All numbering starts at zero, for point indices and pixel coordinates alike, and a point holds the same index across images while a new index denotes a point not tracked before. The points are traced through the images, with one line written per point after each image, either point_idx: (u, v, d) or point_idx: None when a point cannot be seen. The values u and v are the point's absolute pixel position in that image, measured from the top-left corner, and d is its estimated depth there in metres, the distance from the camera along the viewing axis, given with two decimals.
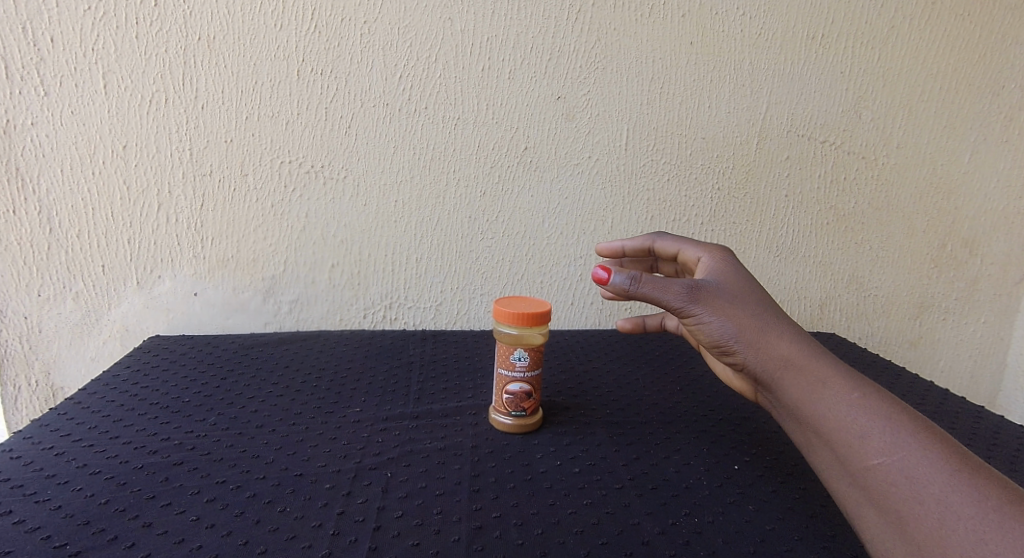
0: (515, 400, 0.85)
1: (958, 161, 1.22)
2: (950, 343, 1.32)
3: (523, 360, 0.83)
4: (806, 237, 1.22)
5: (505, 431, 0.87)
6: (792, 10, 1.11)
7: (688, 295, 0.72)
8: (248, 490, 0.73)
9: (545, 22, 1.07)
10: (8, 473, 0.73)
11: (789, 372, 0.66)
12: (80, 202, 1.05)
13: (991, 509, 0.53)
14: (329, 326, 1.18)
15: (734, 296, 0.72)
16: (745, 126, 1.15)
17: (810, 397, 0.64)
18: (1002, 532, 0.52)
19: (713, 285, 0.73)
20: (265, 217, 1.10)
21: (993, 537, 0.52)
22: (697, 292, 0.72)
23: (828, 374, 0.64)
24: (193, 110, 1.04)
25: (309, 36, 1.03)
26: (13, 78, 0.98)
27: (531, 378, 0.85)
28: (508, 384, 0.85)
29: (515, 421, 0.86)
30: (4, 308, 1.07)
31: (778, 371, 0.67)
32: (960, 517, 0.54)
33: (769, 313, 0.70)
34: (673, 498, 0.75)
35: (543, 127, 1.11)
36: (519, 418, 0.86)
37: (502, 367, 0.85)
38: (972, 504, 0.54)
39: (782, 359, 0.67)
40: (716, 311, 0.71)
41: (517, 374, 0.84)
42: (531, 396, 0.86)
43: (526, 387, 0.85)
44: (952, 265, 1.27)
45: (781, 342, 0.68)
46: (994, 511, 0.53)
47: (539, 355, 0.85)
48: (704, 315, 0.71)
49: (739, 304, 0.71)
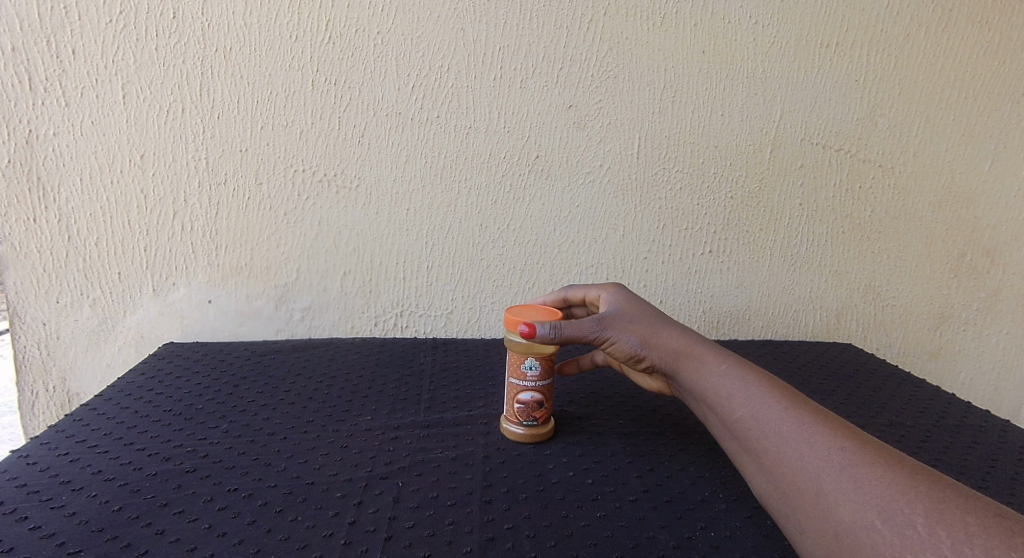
0: (526, 409, 0.84)
1: (977, 169, 1.20)
2: (972, 354, 1.29)
3: (534, 370, 0.82)
4: (821, 246, 1.21)
5: (516, 441, 0.86)
6: (805, 17, 1.11)
7: (598, 325, 0.83)
8: (260, 498, 0.73)
9: (557, 32, 1.07)
10: (24, 479, 0.74)
11: (688, 371, 0.78)
12: (99, 210, 1.07)
13: (844, 454, 0.61)
14: (340, 334, 1.18)
15: (636, 316, 0.85)
16: (758, 134, 1.15)
17: (704, 389, 0.75)
18: (852, 475, 0.59)
19: (617, 312, 0.85)
20: (278, 226, 1.11)
21: (845, 480, 0.60)
22: (604, 319, 0.84)
23: (716, 366, 0.75)
24: (209, 119, 1.05)
25: (324, 47, 1.04)
26: (36, 89, 1.00)
27: (543, 387, 0.84)
28: (520, 393, 0.84)
29: (527, 430, 0.85)
30: (23, 315, 1.09)
31: (681, 373, 0.79)
32: (817, 464, 0.62)
33: (667, 326, 0.83)
34: (688, 511, 0.74)
35: (555, 136, 1.11)
36: (531, 428, 0.85)
37: (513, 376, 0.84)
38: (828, 452, 0.62)
39: (682, 363, 0.79)
40: (623, 331, 0.83)
41: (529, 383, 0.83)
42: (542, 405, 0.85)
43: (538, 396, 0.84)
44: (972, 275, 1.25)
45: (680, 348, 0.80)
46: (846, 456, 0.61)
47: (550, 364, 0.84)
48: (614, 336, 0.83)
49: (639, 321, 0.84)
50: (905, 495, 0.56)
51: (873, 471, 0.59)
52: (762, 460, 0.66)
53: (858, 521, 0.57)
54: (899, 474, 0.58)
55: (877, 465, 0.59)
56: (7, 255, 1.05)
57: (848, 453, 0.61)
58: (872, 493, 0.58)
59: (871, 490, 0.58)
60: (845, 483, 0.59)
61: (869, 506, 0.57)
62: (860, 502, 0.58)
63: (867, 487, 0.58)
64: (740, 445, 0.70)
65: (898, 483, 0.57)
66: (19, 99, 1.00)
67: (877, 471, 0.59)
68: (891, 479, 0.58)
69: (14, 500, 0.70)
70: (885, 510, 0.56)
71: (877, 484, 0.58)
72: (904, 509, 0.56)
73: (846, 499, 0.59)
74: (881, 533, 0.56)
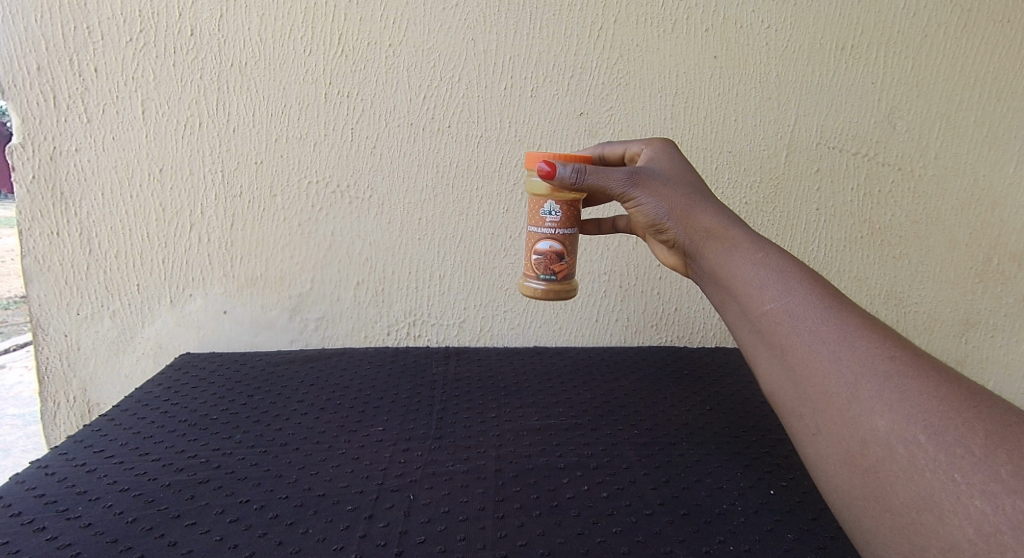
0: (544, 262, 0.85)
1: (1001, 171, 1.17)
2: (1001, 361, 1.25)
3: (552, 215, 0.83)
4: (839, 252, 1.19)
5: (535, 296, 0.86)
6: (820, 20, 1.09)
7: (628, 180, 0.79)
8: (271, 511, 0.73)
9: (567, 40, 1.07)
10: (42, 489, 0.75)
11: (716, 253, 0.73)
12: (119, 223, 1.09)
13: (891, 364, 0.57)
14: (353, 344, 1.19)
15: (673, 182, 0.79)
16: (773, 139, 1.13)
17: (731, 276, 0.70)
18: (898, 387, 0.55)
19: (656, 172, 0.80)
20: (292, 237, 1.13)
21: (889, 391, 0.55)
22: (638, 176, 0.79)
23: (752, 255, 0.69)
24: (225, 133, 1.07)
25: (336, 60, 1.06)
26: (59, 107, 1.03)
27: (562, 237, 0.84)
28: (538, 242, 0.85)
29: (545, 285, 0.85)
30: (46, 326, 1.11)
31: (707, 253, 0.74)
32: (856, 370, 0.57)
33: (705, 201, 0.77)
34: (705, 525, 0.72)
35: (566, 143, 1.11)
36: (550, 283, 0.85)
37: (533, 224, 0.85)
38: (873, 359, 0.57)
39: (712, 243, 0.74)
40: (654, 194, 0.79)
41: (547, 231, 0.84)
42: (562, 259, 0.85)
43: (556, 247, 0.84)
44: (999, 280, 1.21)
45: (712, 228, 0.74)
46: (892, 366, 0.57)
47: (572, 214, 0.84)
48: (642, 197, 0.79)
49: (675, 188, 0.79)
50: (960, 415, 0.52)
51: (922, 386, 0.55)
52: (786, 354, 0.62)
53: (894, 433, 0.54)
54: (955, 393, 0.54)
55: (930, 381, 0.55)
56: (31, 268, 1.08)
57: (895, 364, 0.57)
58: (918, 407, 0.54)
59: (918, 404, 0.54)
60: (888, 393, 0.55)
61: (913, 420, 0.53)
62: (902, 414, 0.54)
63: (914, 401, 0.54)
64: (759, 334, 0.66)
65: (951, 402, 0.53)
66: (44, 117, 1.03)
67: (929, 387, 0.55)
68: (944, 396, 0.54)
69: (32, 510, 0.71)
70: (932, 427, 0.53)
71: (927, 399, 0.54)
72: (956, 428, 0.52)
73: (886, 409, 0.55)
74: (924, 447, 0.52)
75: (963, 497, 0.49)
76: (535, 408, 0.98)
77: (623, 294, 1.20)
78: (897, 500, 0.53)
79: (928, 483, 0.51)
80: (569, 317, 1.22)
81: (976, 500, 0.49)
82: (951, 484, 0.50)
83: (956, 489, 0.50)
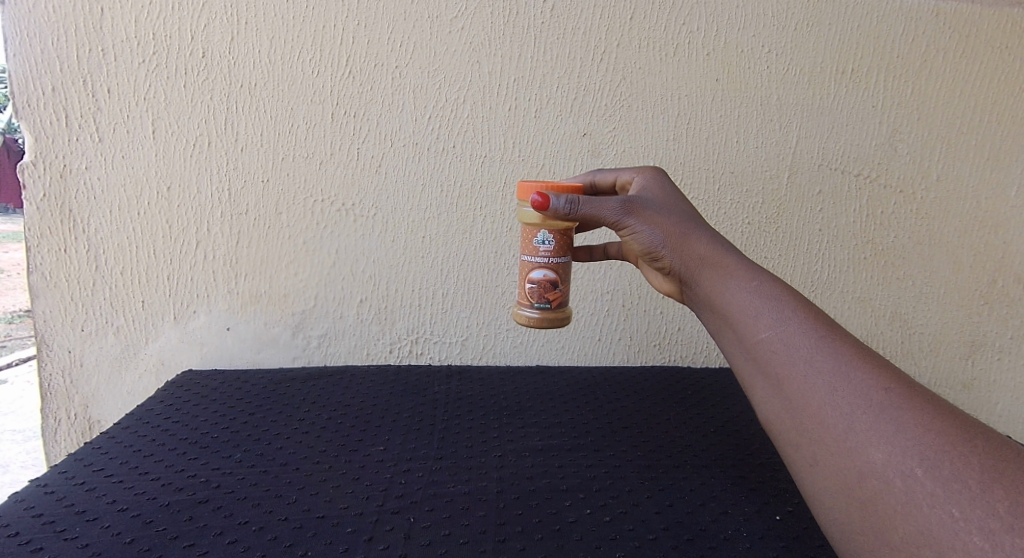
0: (538, 290, 0.85)
1: (1005, 194, 1.17)
2: (1008, 384, 1.24)
3: (546, 245, 0.84)
4: (843, 273, 1.19)
5: (529, 324, 0.87)
6: (820, 45, 1.11)
7: (622, 209, 0.79)
8: (269, 532, 0.71)
9: (571, 63, 1.09)
10: (40, 508, 0.74)
11: (712, 281, 0.73)
12: (126, 240, 1.10)
13: (887, 397, 0.56)
14: (355, 361, 1.19)
15: (666, 210, 0.80)
16: (775, 160, 1.14)
17: (726, 304, 0.70)
18: (895, 420, 0.55)
19: (648, 200, 0.80)
20: (297, 254, 1.13)
21: (886, 423, 0.55)
22: (631, 204, 0.79)
23: (747, 284, 0.69)
24: (233, 151, 1.09)
25: (343, 81, 1.07)
26: (71, 126, 1.05)
27: (554, 265, 0.85)
28: (531, 271, 0.85)
29: (539, 313, 0.86)
30: (50, 342, 1.12)
31: (703, 280, 0.74)
32: (852, 401, 0.57)
33: (698, 229, 0.77)
34: (710, 550, 0.70)
35: (569, 164, 1.12)
36: (544, 311, 0.86)
37: (526, 253, 0.86)
38: (868, 391, 0.57)
39: (707, 271, 0.74)
40: (649, 223, 0.79)
41: (541, 260, 0.85)
42: (556, 287, 0.85)
43: (550, 276, 0.85)
44: (1004, 302, 1.21)
45: (706, 256, 0.74)
46: (888, 398, 0.56)
47: (566, 242, 0.85)
48: (636, 225, 0.79)
49: (668, 216, 0.79)
50: (957, 448, 0.52)
51: (917, 418, 0.54)
52: (782, 386, 0.62)
53: (892, 466, 0.53)
54: (951, 426, 0.53)
55: (926, 413, 0.54)
56: (38, 284, 1.09)
57: (891, 396, 0.56)
58: (915, 440, 0.53)
59: (915, 437, 0.53)
60: (885, 426, 0.55)
61: (909, 453, 0.53)
62: (899, 446, 0.53)
63: (909, 434, 0.54)
64: (755, 365, 0.65)
65: (947, 435, 0.53)
66: (57, 136, 1.05)
67: (924, 419, 0.54)
68: (942, 429, 0.53)
69: (29, 531, 0.70)
70: (929, 460, 0.52)
71: (923, 432, 0.53)
72: (953, 462, 0.51)
73: (883, 441, 0.54)
74: (921, 481, 0.51)
75: (961, 533, 0.48)
76: (537, 429, 0.97)
77: (626, 313, 1.20)
78: (897, 535, 0.52)
79: (926, 519, 0.50)
80: (572, 336, 1.21)
81: (974, 537, 0.48)
82: (948, 520, 0.49)
83: (953, 525, 0.49)
